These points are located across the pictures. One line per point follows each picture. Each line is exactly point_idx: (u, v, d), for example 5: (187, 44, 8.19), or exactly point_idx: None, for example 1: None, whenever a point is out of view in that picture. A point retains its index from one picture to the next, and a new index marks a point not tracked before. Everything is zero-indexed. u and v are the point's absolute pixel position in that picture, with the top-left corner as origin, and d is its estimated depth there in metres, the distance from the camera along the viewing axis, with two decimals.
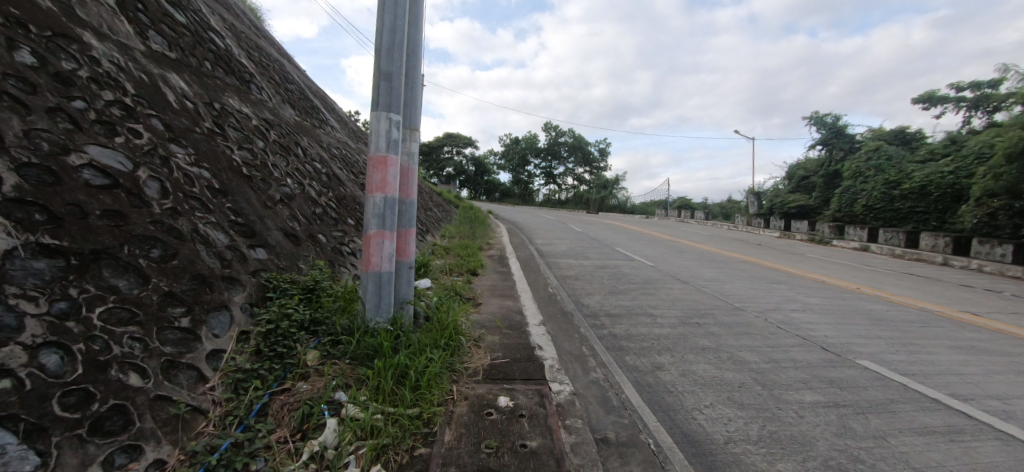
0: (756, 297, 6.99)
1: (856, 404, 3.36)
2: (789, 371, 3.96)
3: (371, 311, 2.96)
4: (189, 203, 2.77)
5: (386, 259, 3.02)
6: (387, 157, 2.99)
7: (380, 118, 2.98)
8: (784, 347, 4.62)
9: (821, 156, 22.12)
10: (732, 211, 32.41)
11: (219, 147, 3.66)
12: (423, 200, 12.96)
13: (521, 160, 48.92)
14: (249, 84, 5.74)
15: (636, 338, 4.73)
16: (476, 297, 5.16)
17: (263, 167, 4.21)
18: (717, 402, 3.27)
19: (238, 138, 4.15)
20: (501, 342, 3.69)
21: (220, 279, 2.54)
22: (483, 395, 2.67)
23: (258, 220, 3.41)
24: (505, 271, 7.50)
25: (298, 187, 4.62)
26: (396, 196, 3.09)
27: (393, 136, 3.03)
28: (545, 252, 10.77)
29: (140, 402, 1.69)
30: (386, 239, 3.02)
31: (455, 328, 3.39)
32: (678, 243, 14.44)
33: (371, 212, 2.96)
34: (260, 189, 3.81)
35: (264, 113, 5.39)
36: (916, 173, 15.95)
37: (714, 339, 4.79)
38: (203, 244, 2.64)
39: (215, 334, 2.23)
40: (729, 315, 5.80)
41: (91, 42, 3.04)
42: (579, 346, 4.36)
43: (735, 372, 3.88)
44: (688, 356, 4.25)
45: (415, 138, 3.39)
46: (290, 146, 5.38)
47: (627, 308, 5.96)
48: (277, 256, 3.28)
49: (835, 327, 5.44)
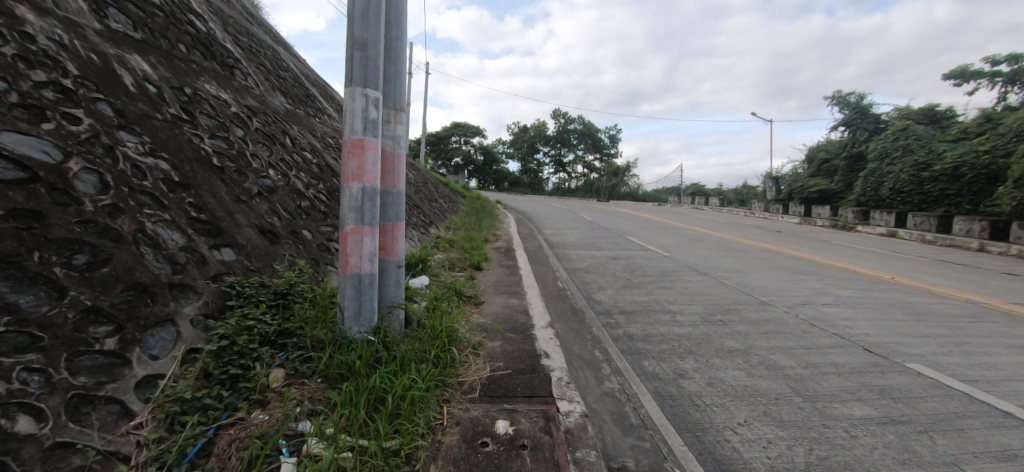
0: (783, 289, 6.46)
1: (916, 421, 2.88)
2: (832, 379, 3.47)
3: (350, 320, 2.57)
4: (135, 199, 2.41)
5: (366, 259, 2.62)
6: (365, 141, 2.56)
7: (355, 94, 2.55)
8: (822, 349, 4.14)
9: (844, 137, 21.10)
10: (748, 197, 31.53)
11: (186, 135, 3.30)
12: (428, 191, 12.59)
13: (530, 148, 48.29)
14: (233, 69, 5.35)
15: (654, 340, 4.27)
16: (479, 295, 4.75)
17: (241, 157, 3.83)
18: (753, 418, 2.82)
19: (211, 126, 3.77)
20: (503, 349, 3.28)
21: (166, 287, 2.17)
22: (478, 419, 2.26)
23: (227, 216, 3.03)
24: (512, 265, 7.08)
25: (281, 179, 4.23)
26: (376, 186, 2.66)
27: (371, 117, 2.59)
28: (554, 243, 10.32)
29: (28, 455, 1.32)
30: (365, 236, 2.60)
31: (449, 336, 2.98)
32: (694, 231, 13.86)
33: (347, 204, 2.55)
34: (233, 181, 3.43)
35: (248, 100, 5.00)
36: (947, 154, 14.97)
37: (741, 340, 4.31)
38: (149, 246, 2.28)
39: (152, 355, 1.87)
40: (756, 311, 5.31)
41: (27, 16, 2.65)
42: (592, 350, 3.93)
43: (771, 380, 3.43)
44: (714, 360, 3.80)
45: (401, 120, 3.00)
46: (277, 135, 4.98)
47: (644, 304, 5.51)
48: (247, 257, 2.91)
49: (876, 324, 4.92)
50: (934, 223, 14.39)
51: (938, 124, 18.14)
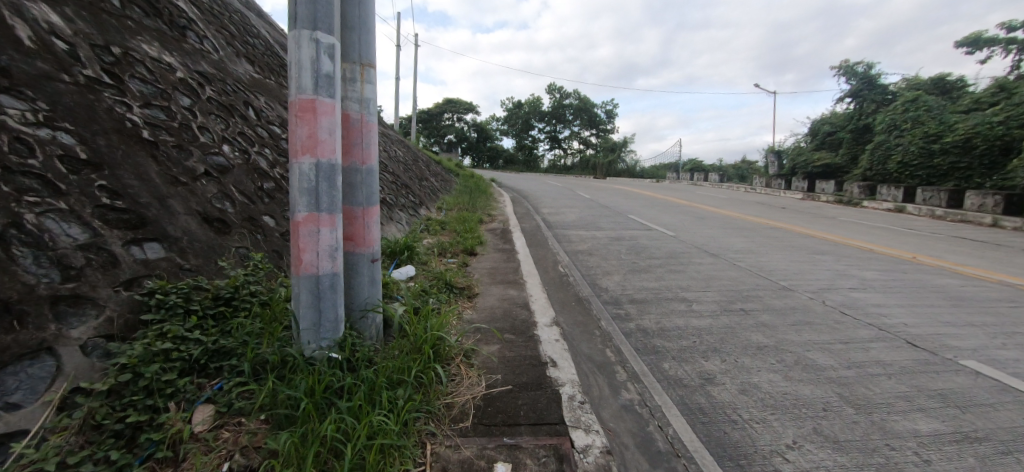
0: (802, 272, 5.98)
1: (995, 437, 2.40)
2: (882, 383, 3.01)
3: (308, 333, 2.03)
4: (11, 183, 1.82)
5: (325, 255, 2.04)
6: (316, 103, 1.94)
7: (301, 40, 1.91)
8: (861, 343, 3.68)
9: (850, 109, 20.42)
10: (747, 173, 30.99)
11: (105, 102, 2.65)
12: (419, 170, 11.88)
13: (525, 125, 47.07)
14: (185, 30, 4.61)
15: (671, 335, 3.77)
16: (473, 287, 4.22)
17: (184, 129, 3.20)
18: (804, 439, 2.34)
19: (146, 91, 3.12)
20: (501, 356, 2.77)
21: (46, 302, 1.61)
22: (470, 462, 1.73)
23: (157, 201, 2.44)
24: (508, 248, 6.55)
25: (238, 156, 3.61)
26: (335, 162, 2.06)
27: (325, 70, 1.97)
28: (552, 223, 9.75)
29: None
30: (323, 226, 2.02)
31: (435, 346, 2.45)
32: (697, 208, 13.31)
33: (297, 186, 1.96)
34: (170, 159, 2.81)
35: (201, 64, 4.30)
36: (959, 125, 14.33)
37: (770, 334, 3.82)
38: (28, 246, 1.70)
39: (11, 404, 1.34)
40: (778, 298, 4.83)
41: None
42: (603, 350, 3.43)
43: (813, 386, 2.96)
44: (744, 360, 3.31)
45: (369, 78, 2.40)
46: (236, 107, 4.29)
47: (655, 291, 5.00)
48: (182, 253, 2.34)
49: (912, 312, 4.45)
50: (945, 197, 13.90)
51: (948, 94, 17.46)
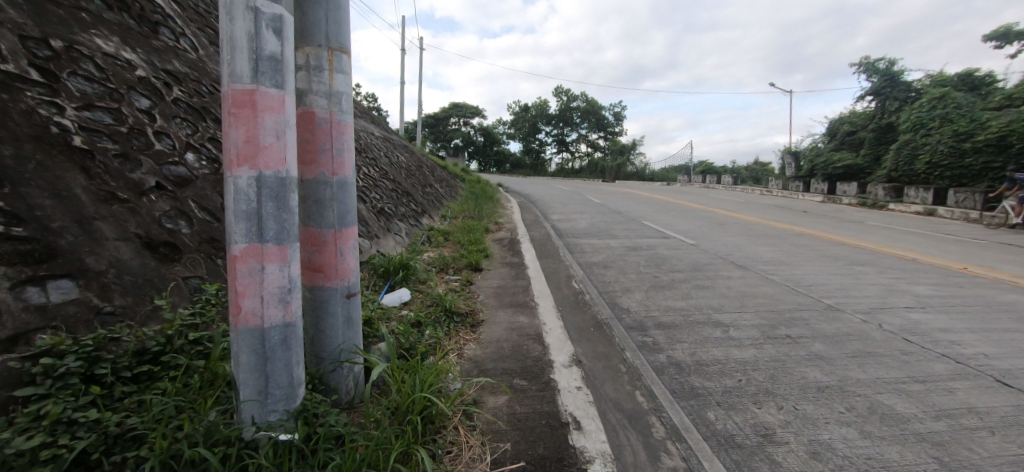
0: (845, 287, 5.35)
1: None
2: (988, 443, 2.38)
3: (252, 404, 1.51)
4: None
5: (273, 301, 1.51)
6: (257, 95, 1.41)
7: (234, 10, 1.39)
8: (941, 382, 3.06)
9: (871, 108, 19.59)
10: (760, 175, 30.12)
11: (25, 103, 2.17)
12: (423, 176, 11.41)
13: (532, 128, 46.64)
14: (159, 26, 4.15)
15: (711, 372, 3.18)
16: (476, 313, 3.67)
17: (135, 134, 2.72)
18: None
19: (89, 90, 2.64)
20: (511, 414, 2.22)
21: None
22: None
23: (75, 225, 1.94)
24: (516, 262, 6.00)
25: (204, 164, 3.12)
26: (286, 175, 1.54)
27: (270, 51, 1.45)
28: (563, 232, 9.17)
29: None
30: (268, 262, 1.49)
31: (427, 409, 1.90)
32: (715, 213, 12.65)
33: (231, 208, 1.43)
34: (109, 171, 2.33)
35: (172, 64, 3.83)
36: (993, 122, 13.49)
37: (829, 370, 3.22)
38: None
39: None
40: (825, 321, 4.22)
41: None
42: (631, 393, 2.86)
43: (899, 446, 2.35)
44: (806, 408, 2.72)
45: (341, 67, 1.90)
46: (210, 110, 3.82)
47: (683, 313, 4.41)
48: (101, 292, 1.84)
49: (988, 339, 3.81)
50: (980, 199, 13.04)
51: (977, 91, 16.55)
